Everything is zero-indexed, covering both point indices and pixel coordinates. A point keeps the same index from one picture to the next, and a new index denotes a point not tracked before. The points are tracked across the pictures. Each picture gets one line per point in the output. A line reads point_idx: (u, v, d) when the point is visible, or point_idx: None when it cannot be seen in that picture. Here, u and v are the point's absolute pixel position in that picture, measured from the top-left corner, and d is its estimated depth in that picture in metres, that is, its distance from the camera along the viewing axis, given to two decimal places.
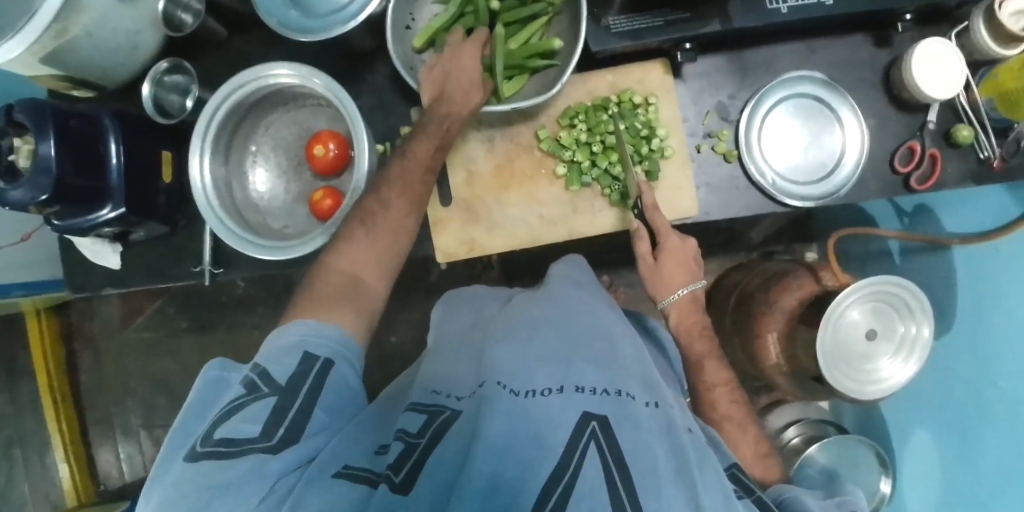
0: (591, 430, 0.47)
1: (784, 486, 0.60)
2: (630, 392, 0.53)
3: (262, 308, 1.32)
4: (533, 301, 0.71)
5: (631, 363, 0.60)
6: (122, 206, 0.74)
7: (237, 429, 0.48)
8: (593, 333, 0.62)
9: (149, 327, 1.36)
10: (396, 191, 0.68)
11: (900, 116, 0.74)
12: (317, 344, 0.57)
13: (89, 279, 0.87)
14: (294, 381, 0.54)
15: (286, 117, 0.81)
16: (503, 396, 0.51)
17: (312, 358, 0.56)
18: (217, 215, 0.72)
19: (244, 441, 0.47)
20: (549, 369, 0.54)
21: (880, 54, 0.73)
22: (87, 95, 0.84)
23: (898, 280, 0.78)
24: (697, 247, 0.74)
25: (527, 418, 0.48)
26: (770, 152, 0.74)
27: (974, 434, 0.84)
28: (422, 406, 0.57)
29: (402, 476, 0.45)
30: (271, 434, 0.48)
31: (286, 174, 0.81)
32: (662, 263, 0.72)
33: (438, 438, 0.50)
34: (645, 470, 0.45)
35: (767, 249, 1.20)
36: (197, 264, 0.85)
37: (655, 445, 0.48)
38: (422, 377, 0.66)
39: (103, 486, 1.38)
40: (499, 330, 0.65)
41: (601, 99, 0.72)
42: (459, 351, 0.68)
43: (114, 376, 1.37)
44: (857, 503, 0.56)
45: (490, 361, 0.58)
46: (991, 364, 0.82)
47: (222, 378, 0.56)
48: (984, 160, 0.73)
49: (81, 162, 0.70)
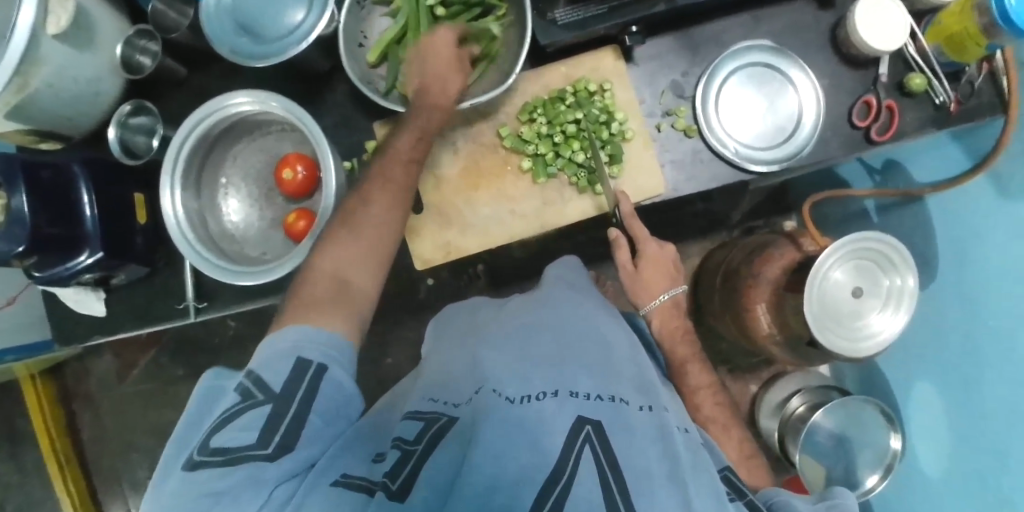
0: (587, 434, 0.47)
1: (773, 492, 0.60)
2: (624, 397, 0.54)
3: (255, 345, 1.31)
4: (520, 307, 0.72)
5: (625, 366, 0.61)
6: (99, 250, 0.75)
7: (234, 438, 0.47)
8: (585, 337, 0.63)
9: (147, 378, 1.36)
10: (369, 187, 0.67)
11: (852, 73, 0.75)
12: (311, 349, 0.54)
13: (75, 330, 0.87)
14: (289, 388, 0.51)
15: (253, 146, 0.82)
16: (499, 403, 0.51)
17: (305, 362, 0.54)
18: (193, 246, 0.73)
19: (238, 449, 0.46)
20: (542, 374, 0.55)
21: (824, 16, 0.75)
22: (56, 146, 0.84)
23: (877, 235, 0.79)
24: (675, 252, 0.77)
25: (523, 423, 0.48)
26: (730, 124, 0.75)
27: (977, 387, 0.84)
28: (421, 414, 0.57)
29: (398, 483, 0.45)
30: (268, 441, 0.47)
31: (258, 201, 0.82)
32: (642, 269, 0.75)
33: (435, 444, 0.49)
34: (640, 476, 0.45)
35: (748, 226, 1.21)
36: (181, 301, 0.85)
37: (650, 451, 0.48)
38: (418, 387, 0.66)
39: None
40: (491, 336, 0.66)
41: (556, 91, 0.74)
42: (451, 358, 0.68)
43: (117, 431, 1.36)
44: (846, 503, 0.56)
45: (484, 369, 0.59)
46: (976, 325, 0.83)
47: (218, 387, 0.56)
48: (941, 105, 0.74)
49: (55, 213, 0.71)
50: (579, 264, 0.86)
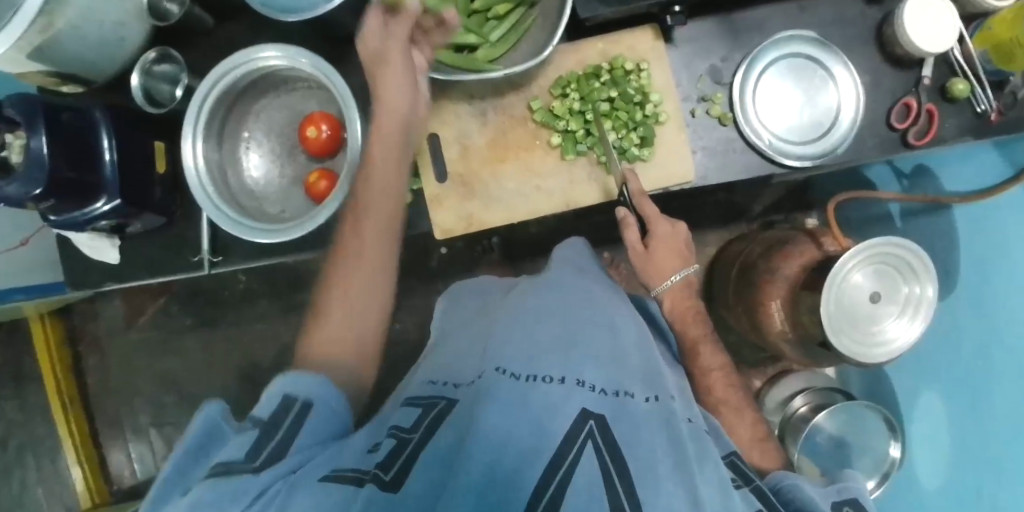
0: (589, 429, 0.46)
1: (777, 473, 0.60)
2: (629, 391, 0.53)
3: (265, 301, 1.33)
4: (527, 290, 0.71)
5: (633, 353, 0.61)
6: (117, 197, 0.74)
7: (224, 459, 0.47)
8: (592, 322, 0.63)
9: (154, 326, 1.37)
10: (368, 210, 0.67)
11: (894, 72, 0.73)
12: (301, 385, 0.57)
13: (89, 275, 0.88)
14: (277, 416, 0.53)
15: (278, 102, 0.80)
16: (502, 383, 0.51)
17: (294, 398, 0.56)
18: (212, 200, 0.72)
19: (228, 465, 0.47)
20: (548, 357, 0.55)
21: (871, 11, 0.73)
22: (76, 90, 0.83)
23: (900, 240, 0.77)
24: (687, 231, 0.76)
25: (525, 406, 0.47)
26: (766, 116, 0.74)
27: (984, 395, 0.86)
28: (420, 400, 0.57)
29: (391, 474, 0.44)
30: (258, 460, 0.47)
31: (280, 158, 0.81)
32: (653, 251, 0.74)
33: (433, 430, 0.49)
34: (644, 467, 0.44)
35: (768, 219, 1.20)
36: (196, 254, 0.85)
37: (655, 441, 0.48)
38: (423, 371, 0.66)
39: (116, 486, 1.37)
40: (499, 319, 0.65)
41: (591, 67, 0.72)
42: (460, 341, 0.68)
43: (123, 376, 1.38)
44: (857, 487, 0.57)
45: (490, 352, 0.58)
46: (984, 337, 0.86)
47: (212, 422, 0.54)
48: (981, 114, 0.72)
49: (75, 157, 0.70)
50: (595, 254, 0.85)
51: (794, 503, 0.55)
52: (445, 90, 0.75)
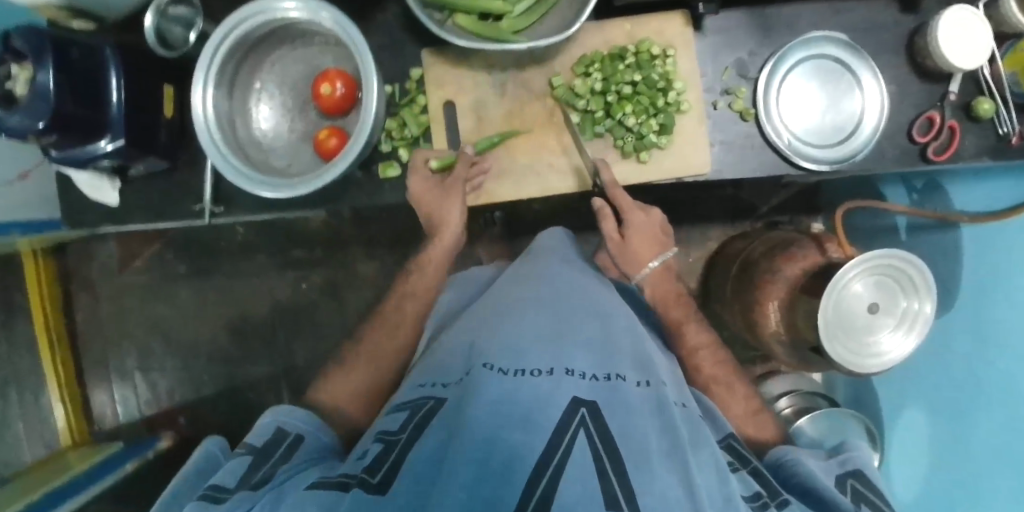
0: (581, 417, 0.46)
1: (777, 451, 0.62)
2: (621, 374, 0.54)
3: (261, 255, 1.32)
4: (518, 280, 0.71)
5: (625, 341, 0.61)
6: (120, 137, 0.72)
7: (221, 481, 0.54)
8: (584, 313, 0.63)
9: (147, 271, 1.36)
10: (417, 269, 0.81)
11: (922, 84, 0.72)
12: (290, 422, 0.65)
13: (87, 214, 0.86)
14: (269, 447, 0.61)
15: (293, 55, 0.79)
16: (491, 376, 0.50)
17: (284, 433, 0.63)
18: (219, 150, 0.71)
19: (227, 488, 0.52)
20: (538, 348, 0.54)
21: (905, 20, 0.72)
22: (86, 27, 0.81)
23: (902, 254, 0.76)
24: (662, 217, 0.77)
25: (515, 397, 0.47)
26: (788, 115, 0.73)
27: (970, 408, 0.89)
28: (409, 402, 0.57)
29: (378, 478, 0.44)
30: (248, 483, 0.54)
31: (291, 113, 0.79)
32: (629, 240, 0.75)
33: (419, 432, 0.49)
34: (638, 454, 0.44)
35: (774, 219, 1.21)
36: (197, 203, 0.84)
37: (647, 427, 0.48)
38: (415, 372, 0.65)
39: (97, 427, 1.38)
40: (493, 310, 0.65)
41: (617, 49, 0.71)
42: (452, 333, 0.68)
43: (112, 319, 1.37)
44: (860, 457, 0.60)
45: (482, 344, 0.58)
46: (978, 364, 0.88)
47: (217, 457, 0.62)
48: (1003, 136, 0.71)
49: (83, 93, 0.68)
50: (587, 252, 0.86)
51: (795, 476, 0.57)
52: (465, 58, 0.73)
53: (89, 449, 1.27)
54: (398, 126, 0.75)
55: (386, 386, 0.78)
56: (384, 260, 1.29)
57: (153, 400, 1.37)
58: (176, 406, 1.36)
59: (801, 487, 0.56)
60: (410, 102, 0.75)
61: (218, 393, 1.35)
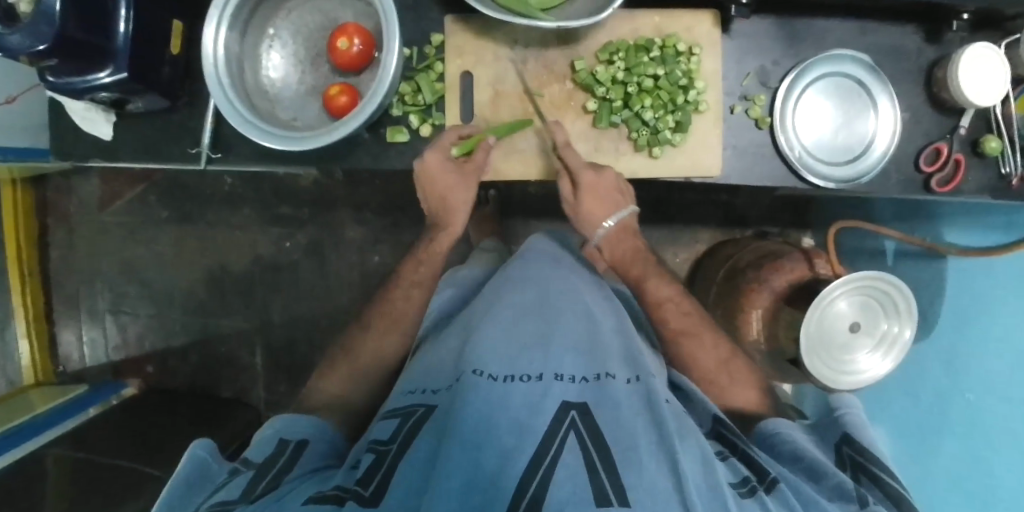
0: (572, 419, 0.47)
1: (774, 417, 0.65)
2: (610, 372, 0.54)
3: (247, 208, 1.30)
4: (508, 282, 0.70)
5: (612, 341, 0.61)
6: (123, 72, 0.69)
7: (220, 496, 0.49)
8: (570, 312, 0.63)
9: (128, 211, 1.32)
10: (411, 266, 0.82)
11: (934, 115, 0.73)
12: (291, 432, 0.62)
13: (75, 147, 0.83)
14: (270, 459, 0.57)
15: (311, 5, 0.77)
16: (480, 383, 0.50)
17: (286, 442, 0.60)
18: (227, 96, 0.68)
19: (228, 501, 0.48)
20: (526, 355, 0.54)
21: (928, 50, 0.72)
22: None
23: (883, 277, 0.76)
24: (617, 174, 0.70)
25: (504, 403, 0.48)
26: (801, 127, 0.73)
27: (937, 430, 0.91)
28: (398, 409, 0.57)
29: (371, 490, 0.45)
30: (251, 492, 0.50)
31: (302, 64, 0.77)
32: (582, 200, 0.71)
33: (411, 442, 0.50)
34: (627, 448, 0.45)
35: (762, 228, 1.23)
36: (194, 146, 0.82)
37: (635, 423, 0.48)
38: (404, 378, 0.65)
39: (63, 367, 1.35)
40: (483, 314, 0.65)
41: (644, 40, 0.70)
42: (442, 345, 0.68)
43: (87, 256, 1.34)
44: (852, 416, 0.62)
45: (470, 349, 0.57)
46: (946, 388, 0.91)
47: (206, 458, 0.56)
48: (1005, 176, 0.72)
49: (89, 20, 0.64)
50: (575, 245, 0.85)
51: (785, 444, 0.59)
52: (489, 30, 0.72)
53: (52, 388, 1.24)
54: (412, 91, 0.73)
55: (363, 349, 0.77)
56: (371, 225, 1.27)
57: (123, 344, 1.34)
58: (145, 352, 1.34)
59: (792, 454, 0.58)
60: (427, 68, 0.73)
61: (189, 343, 1.33)
